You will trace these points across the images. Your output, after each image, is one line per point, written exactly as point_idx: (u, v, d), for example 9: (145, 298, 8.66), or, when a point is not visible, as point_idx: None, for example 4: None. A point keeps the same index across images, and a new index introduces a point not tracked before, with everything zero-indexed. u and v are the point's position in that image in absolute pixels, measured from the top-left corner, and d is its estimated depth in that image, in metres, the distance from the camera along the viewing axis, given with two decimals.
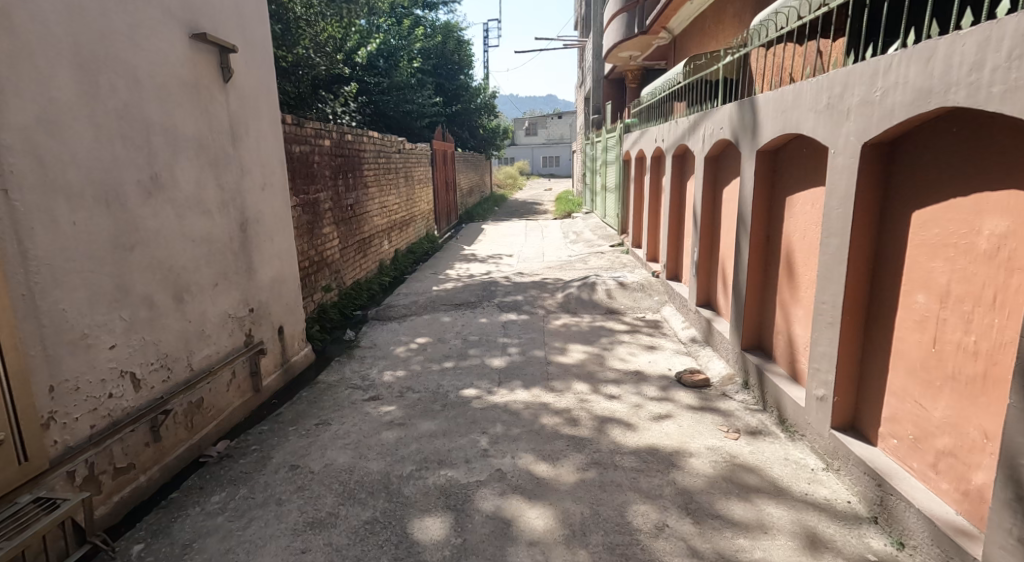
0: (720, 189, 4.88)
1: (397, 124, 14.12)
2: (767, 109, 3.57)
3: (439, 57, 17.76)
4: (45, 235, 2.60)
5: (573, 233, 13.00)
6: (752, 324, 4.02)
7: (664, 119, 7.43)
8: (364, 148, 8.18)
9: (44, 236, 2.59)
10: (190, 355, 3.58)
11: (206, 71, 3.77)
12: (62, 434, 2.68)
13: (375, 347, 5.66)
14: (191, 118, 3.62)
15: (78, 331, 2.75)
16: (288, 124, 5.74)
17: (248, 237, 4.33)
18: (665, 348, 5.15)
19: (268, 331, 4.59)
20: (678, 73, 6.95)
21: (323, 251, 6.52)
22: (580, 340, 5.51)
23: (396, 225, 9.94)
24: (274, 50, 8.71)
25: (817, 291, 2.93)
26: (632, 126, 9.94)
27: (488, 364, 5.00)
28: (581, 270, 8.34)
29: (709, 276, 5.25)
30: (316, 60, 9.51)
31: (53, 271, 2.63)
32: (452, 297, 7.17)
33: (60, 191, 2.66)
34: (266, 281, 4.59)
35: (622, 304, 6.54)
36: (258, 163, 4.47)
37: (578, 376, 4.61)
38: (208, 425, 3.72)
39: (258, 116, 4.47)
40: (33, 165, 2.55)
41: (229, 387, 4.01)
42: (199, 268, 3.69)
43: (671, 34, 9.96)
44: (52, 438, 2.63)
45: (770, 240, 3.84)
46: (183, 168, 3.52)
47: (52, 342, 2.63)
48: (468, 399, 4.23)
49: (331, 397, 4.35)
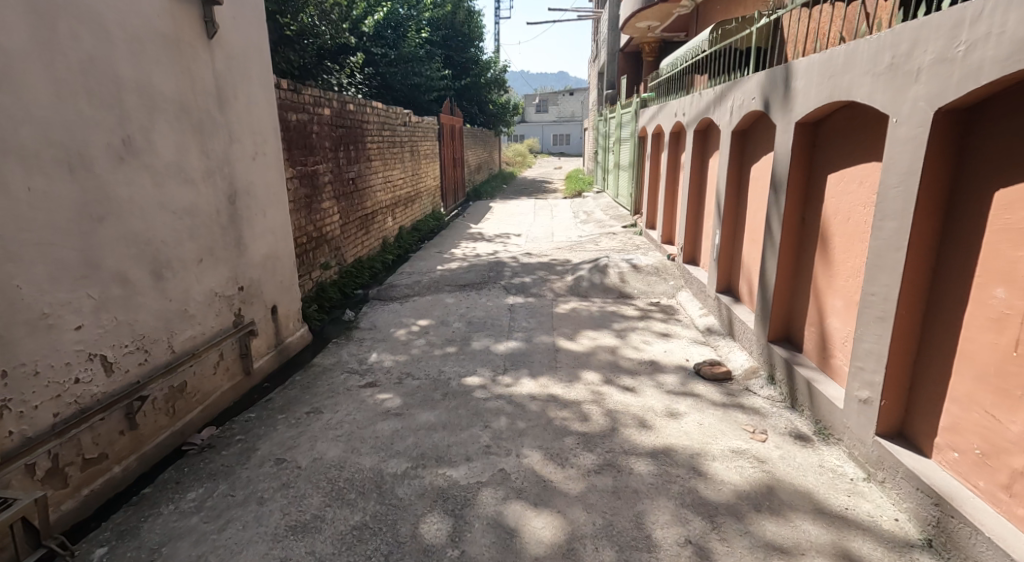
0: (748, 166, 4.52)
1: (404, 97, 13.76)
2: (808, 75, 3.20)
3: (449, 28, 17.22)
4: None
5: (583, 213, 12.63)
6: (780, 314, 3.71)
7: (685, 92, 7.02)
8: (367, 119, 7.83)
9: None
10: (173, 337, 3.31)
11: (187, 26, 3.46)
12: (18, 424, 2.42)
13: (375, 329, 5.39)
14: (170, 77, 3.32)
15: (37, 311, 2.49)
16: (284, 89, 5.39)
17: (239, 209, 4.03)
18: (682, 336, 4.85)
19: (260, 311, 4.32)
20: (702, 42, 6.53)
21: (322, 226, 6.23)
22: (590, 326, 5.21)
23: (400, 201, 9.61)
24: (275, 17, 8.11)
25: (864, 281, 2.61)
26: (648, 102, 9.51)
27: (493, 350, 4.72)
28: (592, 251, 8.00)
29: (730, 261, 4.92)
30: (321, 28, 9.09)
31: (5, 242, 2.36)
32: (456, 278, 6.88)
33: (11, 152, 2.40)
34: (258, 257, 4.30)
35: (635, 288, 6.22)
36: (249, 129, 4.17)
37: (589, 365, 4.32)
38: (193, 411, 3.46)
39: (247, 78, 4.15)
40: None
41: (216, 369, 3.74)
42: (182, 242, 3.40)
43: (693, 3, 9.46)
44: (6, 429, 2.37)
45: (805, 222, 3.50)
46: (161, 132, 3.23)
47: (6, 322, 2.36)
48: (471, 388, 3.96)
49: (326, 382, 4.09)
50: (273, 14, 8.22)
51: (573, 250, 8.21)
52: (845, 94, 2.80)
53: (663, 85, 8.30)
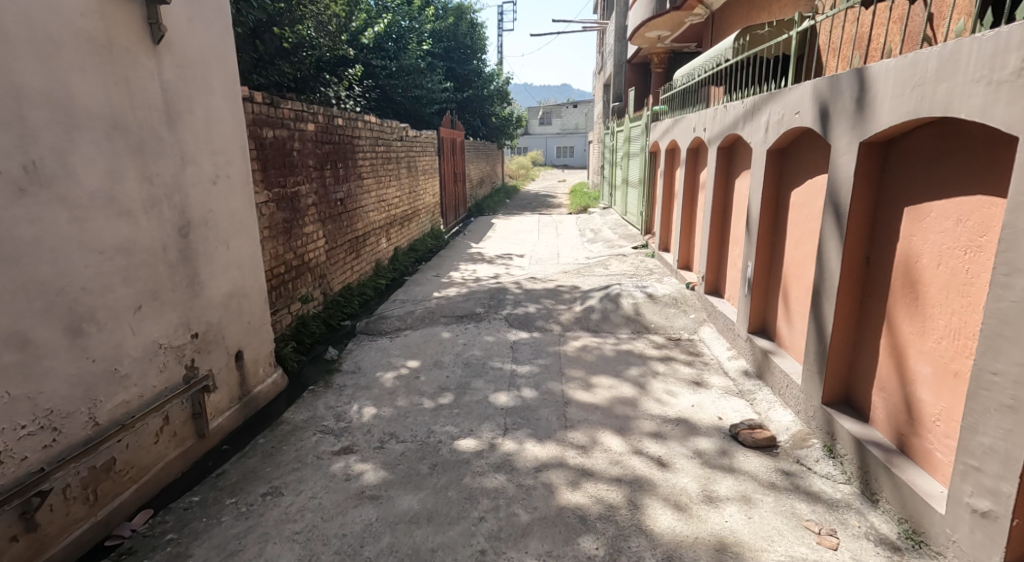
0: (789, 189, 3.91)
1: (406, 111, 13.20)
2: (881, 84, 2.69)
3: (452, 40, 16.89)
4: None
5: (591, 231, 12.01)
6: (838, 371, 3.12)
7: (701, 106, 6.40)
8: (358, 134, 7.25)
9: None
10: (96, 406, 2.67)
11: (125, 28, 2.88)
12: None
13: (359, 372, 4.75)
14: (100, 88, 2.73)
15: None
16: (259, 103, 4.78)
17: (195, 243, 3.43)
18: (710, 385, 4.20)
19: (221, 359, 3.69)
20: (722, 52, 5.91)
21: (304, 253, 5.64)
22: (605, 370, 4.56)
23: (396, 220, 9.04)
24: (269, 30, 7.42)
25: (978, 353, 2.06)
26: (660, 116, 8.93)
27: (492, 402, 4.07)
28: (601, 276, 7.37)
29: (765, 297, 4.29)
30: (319, 38, 8.46)
31: None
32: (454, 307, 6.24)
33: None
34: (219, 296, 3.69)
35: (651, 321, 5.58)
36: (208, 149, 3.56)
37: (605, 424, 3.67)
38: (129, 491, 2.84)
39: (207, 88, 3.56)
40: None
41: (160, 437, 3.09)
42: (113, 287, 2.78)
43: (708, 11, 8.88)
44: None
45: (871, 263, 2.95)
46: (84, 155, 2.63)
47: None
48: (465, 457, 3.32)
49: (294, 447, 3.47)
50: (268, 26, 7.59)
51: (581, 275, 7.58)
52: (941, 108, 2.33)
53: (677, 99, 7.68)
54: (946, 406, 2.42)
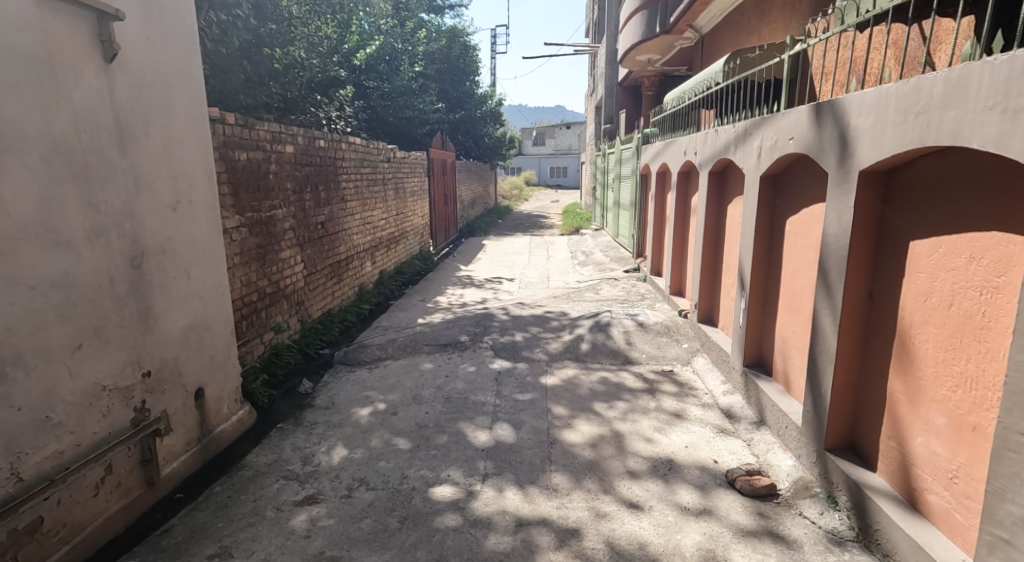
0: (784, 217, 3.70)
1: (397, 132, 12.95)
2: (880, 111, 2.51)
3: (444, 62, 16.86)
4: None
5: (582, 253, 11.83)
6: (841, 415, 2.90)
7: (693, 129, 6.23)
8: (342, 155, 7.05)
9: None
10: (20, 461, 2.43)
11: (69, 45, 2.65)
12: None
13: (332, 409, 4.45)
14: (34, 107, 2.49)
15: None
16: (231, 124, 4.55)
17: (149, 274, 3.12)
18: (703, 424, 3.94)
19: (178, 399, 3.35)
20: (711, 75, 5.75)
21: (280, 279, 5.39)
22: (592, 405, 4.32)
23: (382, 243, 8.81)
24: (261, 52, 6.93)
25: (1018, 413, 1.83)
26: (651, 138, 8.79)
27: (471, 442, 3.81)
28: (592, 301, 7.14)
29: (761, 329, 4.06)
30: (311, 60, 8.08)
31: None
32: (437, 335, 5.95)
33: None
34: (177, 331, 3.35)
35: (642, 351, 5.34)
36: (167, 173, 3.27)
37: (591, 469, 3.40)
38: (57, 554, 2.59)
39: (169, 108, 3.28)
40: None
41: (101, 490, 2.82)
42: (46, 327, 2.52)
43: (698, 33, 8.79)
44: None
45: (873, 298, 2.74)
46: (12, 182, 2.39)
47: None
48: (439, 508, 3.07)
49: (251, 500, 3.22)
50: (259, 47, 6.99)
51: (571, 300, 7.35)
52: (949, 137, 2.14)
53: (668, 122, 7.53)
54: (964, 462, 2.20)
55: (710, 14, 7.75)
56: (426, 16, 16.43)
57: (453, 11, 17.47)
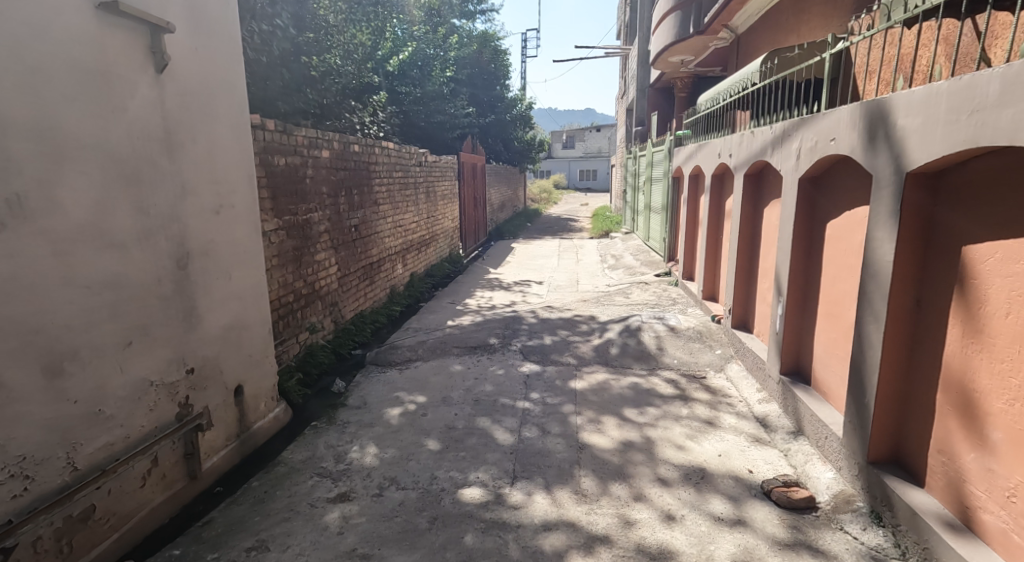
0: (824, 220, 3.66)
1: (428, 136, 13.13)
2: (929, 110, 2.47)
3: (475, 67, 17.02)
4: None
5: (613, 256, 11.79)
6: (886, 425, 2.85)
7: (728, 130, 6.17)
8: (375, 160, 7.19)
9: None
10: (75, 451, 2.56)
11: (123, 56, 2.78)
12: None
13: (364, 408, 4.55)
14: (91, 115, 2.62)
15: None
16: (269, 130, 4.69)
17: (193, 275, 3.25)
18: (738, 432, 3.91)
19: (219, 396, 3.48)
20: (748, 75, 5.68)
21: (315, 281, 5.53)
22: (621, 410, 4.32)
23: (413, 246, 8.94)
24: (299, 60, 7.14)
25: None
26: (684, 140, 8.72)
27: (499, 444, 3.85)
28: (622, 305, 7.13)
29: (799, 336, 4.01)
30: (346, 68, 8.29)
31: None
32: (467, 337, 6.01)
33: None
34: (217, 330, 3.47)
35: (672, 356, 5.31)
36: (210, 178, 3.40)
37: (618, 475, 3.41)
38: (107, 541, 2.72)
39: (212, 115, 3.41)
40: None
41: (146, 481, 2.94)
42: (98, 324, 2.65)
43: (733, 33, 8.72)
44: None
45: (921, 304, 2.70)
46: (72, 188, 2.52)
47: None
48: (468, 510, 3.11)
49: (286, 495, 3.33)
50: (297, 55, 7.16)
51: (601, 303, 7.35)
52: (1005, 136, 2.10)
53: (701, 124, 7.47)
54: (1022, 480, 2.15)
55: (746, 13, 7.70)
56: (458, 21, 16.62)
57: (484, 15, 17.61)
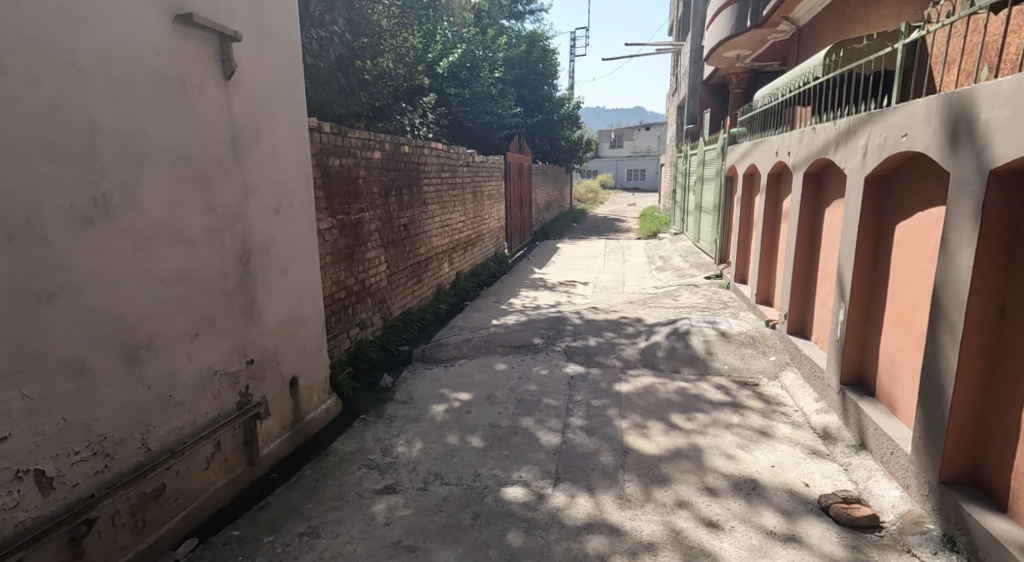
0: (895, 221, 3.56)
1: (477, 137, 13.28)
2: (1016, 107, 2.39)
3: (523, 67, 17.11)
4: None
5: (661, 258, 11.65)
6: (963, 439, 2.77)
7: (786, 127, 6.01)
8: (424, 160, 7.34)
9: None
10: (148, 433, 2.75)
11: (196, 64, 2.96)
12: None
13: (410, 403, 4.67)
14: (167, 121, 2.80)
15: None
16: (326, 132, 4.87)
17: (255, 270, 3.43)
18: (794, 443, 3.84)
19: (275, 386, 3.65)
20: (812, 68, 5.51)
21: (365, 278, 5.71)
22: (666, 415, 4.30)
23: (460, 245, 9.08)
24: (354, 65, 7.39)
25: None
26: (738, 138, 8.56)
27: (541, 444, 3.90)
28: (669, 308, 7.06)
29: (862, 343, 3.91)
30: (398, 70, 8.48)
31: None
32: (511, 336, 6.08)
33: None
34: (275, 324, 3.65)
35: (721, 362, 5.24)
36: (271, 178, 3.57)
37: (663, 481, 3.41)
38: (175, 519, 2.91)
39: (274, 118, 3.58)
40: None
41: (210, 464, 3.13)
42: (170, 315, 2.84)
43: (794, 26, 8.50)
44: None
45: (1005, 313, 2.61)
46: (150, 188, 2.71)
47: None
48: (511, 509, 3.17)
49: (336, 484, 3.47)
50: (351, 59, 7.41)
51: (647, 306, 7.29)
52: None
53: (757, 121, 7.30)
54: None
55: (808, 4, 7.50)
56: (507, 22, 16.74)
57: (533, 15, 17.67)
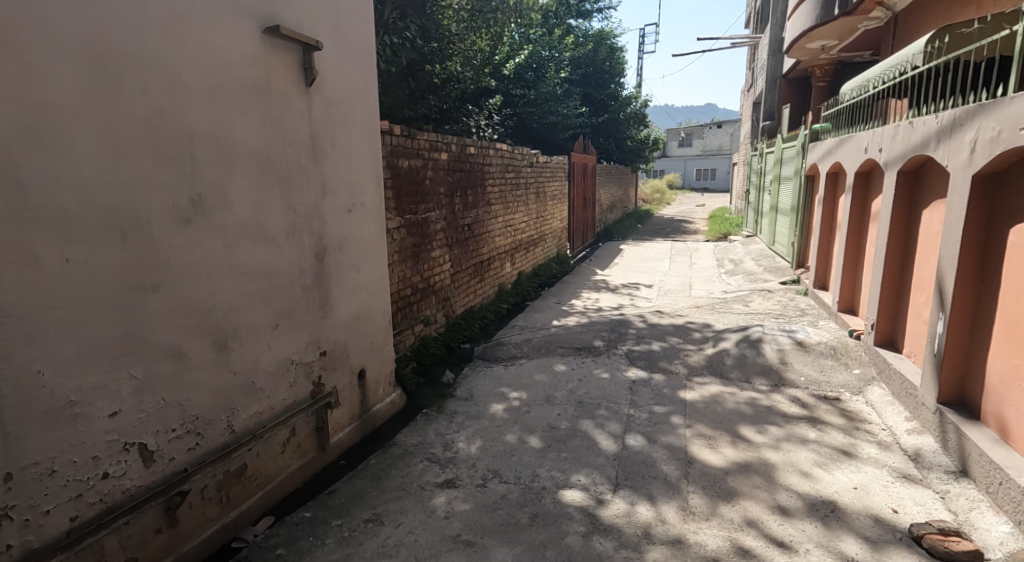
0: (1009, 224, 3.32)
1: (541, 137, 13.20)
2: None
3: (590, 66, 16.98)
4: (22, 278, 2.05)
5: (731, 261, 11.30)
6: None
7: (874, 122, 5.66)
8: (489, 161, 7.43)
9: (20, 281, 2.05)
10: (233, 415, 2.94)
11: (281, 73, 3.13)
12: (28, 531, 2.14)
13: (471, 400, 4.76)
14: (255, 126, 2.98)
15: (64, 399, 2.20)
16: (396, 135, 5.03)
17: (329, 267, 3.60)
18: (881, 465, 3.64)
19: (345, 378, 3.81)
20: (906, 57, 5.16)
21: (430, 276, 5.85)
22: (732, 426, 4.18)
23: (522, 245, 9.14)
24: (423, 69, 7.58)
25: None
26: (820, 135, 8.18)
27: (600, 449, 3.88)
28: (740, 314, 6.84)
29: (965, 357, 3.68)
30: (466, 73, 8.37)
31: (30, 322, 2.08)
32: (571, 338, 6.08)
33: (53, 223, 2.12)
34: (346, 318, 3.81)
35: (795, 373, 5.03)
36: (346, 179, 3.73)
37: (729, 495, 3.33)
38: (255, 497, 3.10)
39: (350, 122, 3.74)
40: (18, 194, 2.03)
41: (286, 448, 3.31)
42: (253, 307, 3.02)
43: (887, 14, 8.05)
44: (10, 539, 2.09)
45: None
46: (239, 189, 2.89)
47: (22, 415, 2.08)
48: (569, 512, 3.18)
49: (399, 475, 3.59)
50: (421, 64, 7.63)
51: (715, 311, 7.10)
52: None
53: (842, 116, 6.93)
54: None
55: None
56: (574, 22, 16.68)
57: (601, 13, 17.50)
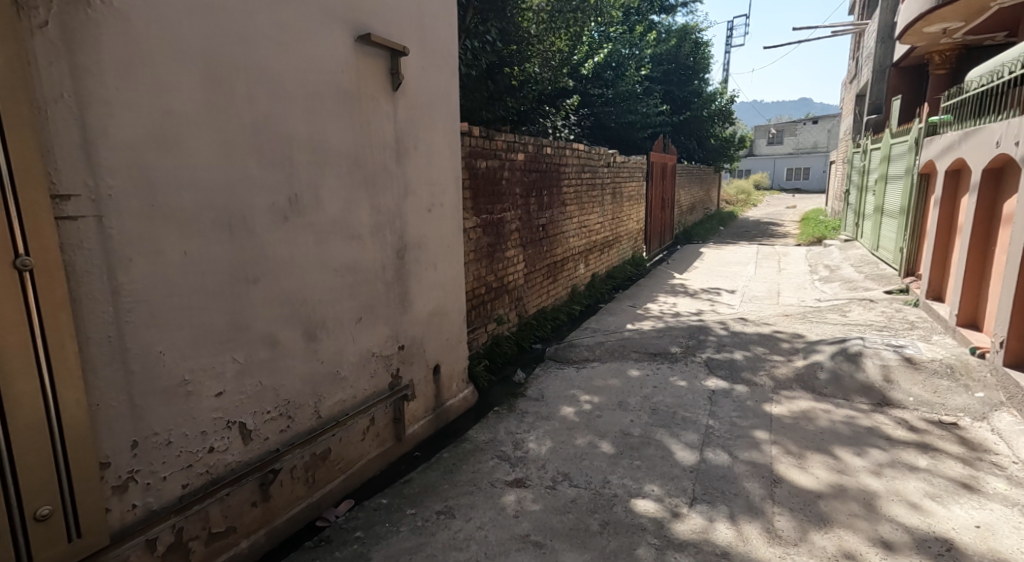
0: None
1: (618, 137, 12.97)
2: None
3: (672, 62, 16.54)
4: (146, 268, 2.22)
5: (827, 267, 10.68)
6: None
7: (1006, 113, 5.11)
8: (564, 161, 7.39)
9: (144, 271, 2.22)
10: (321, 401, 3.09)
11: (370, 78, 3.24)
12: (144, 496, 2.32)
13: (541, 401, 4.75)
14: (346, 129, 3.11)
15: (178, 379, 2.38)
16: (474, 136, 5.10)
17: (410, 264, 3.70)
18: (1012, 502, 3.29)
19: (421, 372, 3.91)
20: None
21: (504, 275, 5.89)
22: (824, 447, 3.94)
23: (596, 246, 9.04)
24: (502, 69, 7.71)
25: None
26: (937, 128, 7.56)
27: (675, 459, 3.77)
28: (836, 325, 6.44)
29: None
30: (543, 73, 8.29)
31: (152, 308, 2.26)
32: (646, 343, 5.94)
33: (172, 218, 2.29)
34: (424, 315, 3.90)
35: (899, 394, 4.67)
36: (427, 180, 3.82)
37: (820, 521, 3.14)
38: (336, 480, 3.24)
39: (432, 124, 3.83)
40: (144, 194, 2.19)
41: (365, 435, 3.44)
42: (341, 300, 3.15)
43: None
44: (130, 501, 2.27)
45: None
46: (330, 189, 3.02)
47: (142, 391, 2.26)
48: (641, 523, 3.11)
49: (470, 471, 3.64)
50: (500, 67, 7.80)
51: (805, 321, 6.72)
52: None
53: (964, 108, 6.36)
54: None
55: None
56: (657, 18, 16.32)
57: (686, 7, 16.99)
